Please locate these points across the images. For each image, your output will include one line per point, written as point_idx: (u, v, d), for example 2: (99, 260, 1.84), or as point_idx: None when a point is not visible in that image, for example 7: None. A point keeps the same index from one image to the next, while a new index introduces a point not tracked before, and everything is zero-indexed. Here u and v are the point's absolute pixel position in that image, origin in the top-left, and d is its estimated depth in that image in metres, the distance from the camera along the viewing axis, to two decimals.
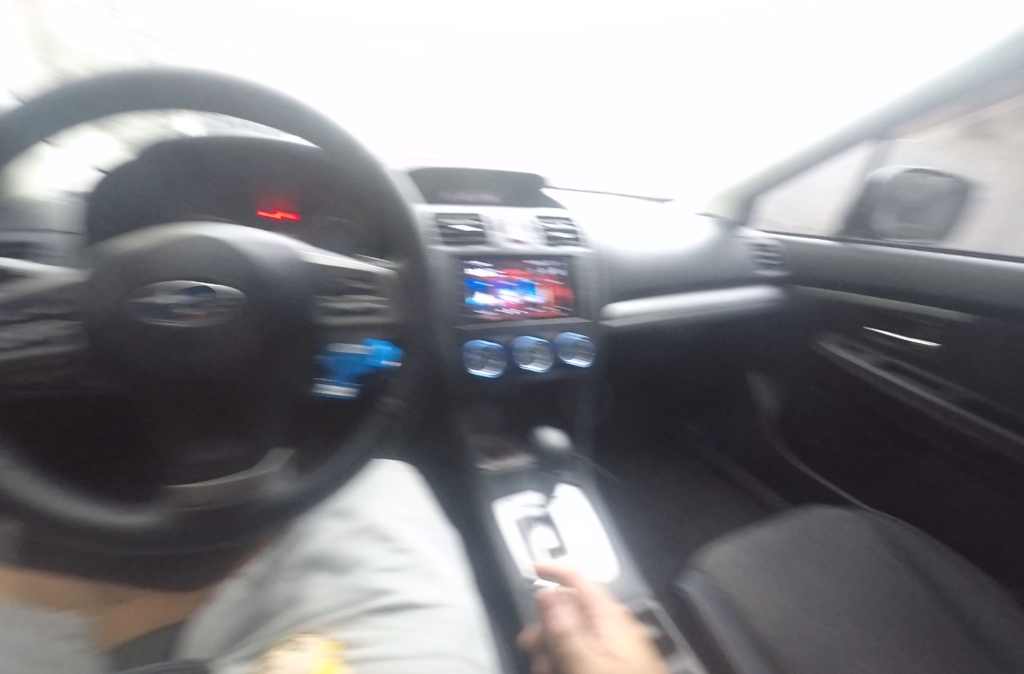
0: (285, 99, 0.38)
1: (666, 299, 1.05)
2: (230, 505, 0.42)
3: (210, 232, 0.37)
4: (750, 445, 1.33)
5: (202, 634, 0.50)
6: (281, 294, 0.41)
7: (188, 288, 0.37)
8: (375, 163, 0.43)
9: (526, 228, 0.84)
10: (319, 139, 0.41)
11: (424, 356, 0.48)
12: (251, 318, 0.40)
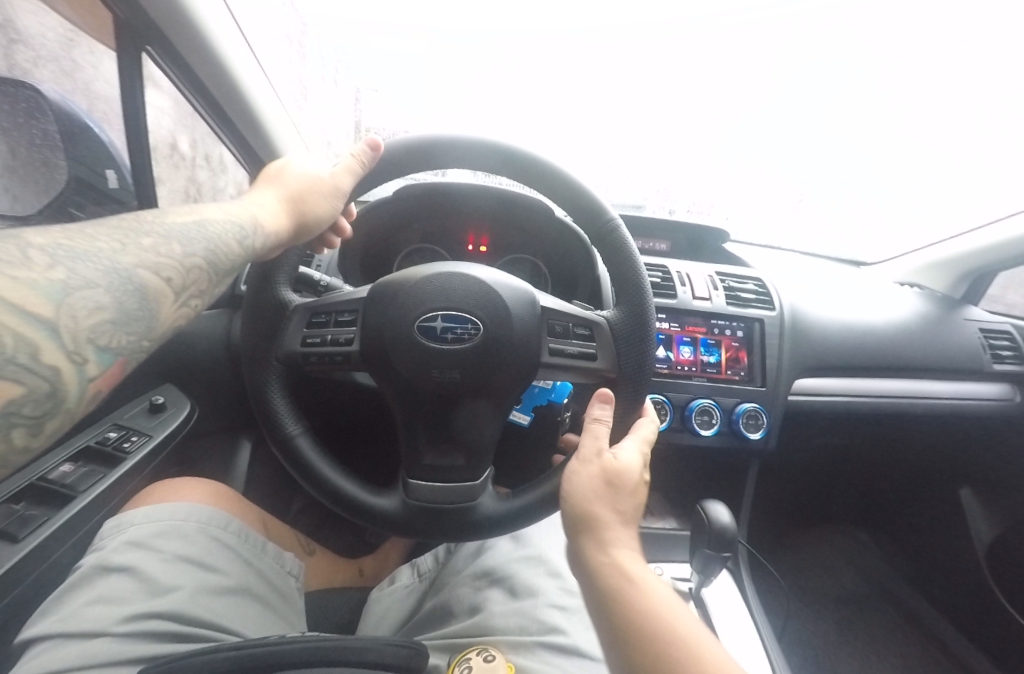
0: (576, 184, 0.50)
1: (860, 380, 0.91)
2: (444, 509, 0.47)
3: (473, 274, 0.46)
4: (944, 571, 1.08)
5: (383, 609, 0.55)
6: (522, 331, 0.47)
7: (450, 315, 0.45)
8: (620, 230, 0.50)
9: (712, 285, 0.81)
10: (584, 214, 0.50)
11: (633, 408, 0.49)
12: (496, 349, 0.46)
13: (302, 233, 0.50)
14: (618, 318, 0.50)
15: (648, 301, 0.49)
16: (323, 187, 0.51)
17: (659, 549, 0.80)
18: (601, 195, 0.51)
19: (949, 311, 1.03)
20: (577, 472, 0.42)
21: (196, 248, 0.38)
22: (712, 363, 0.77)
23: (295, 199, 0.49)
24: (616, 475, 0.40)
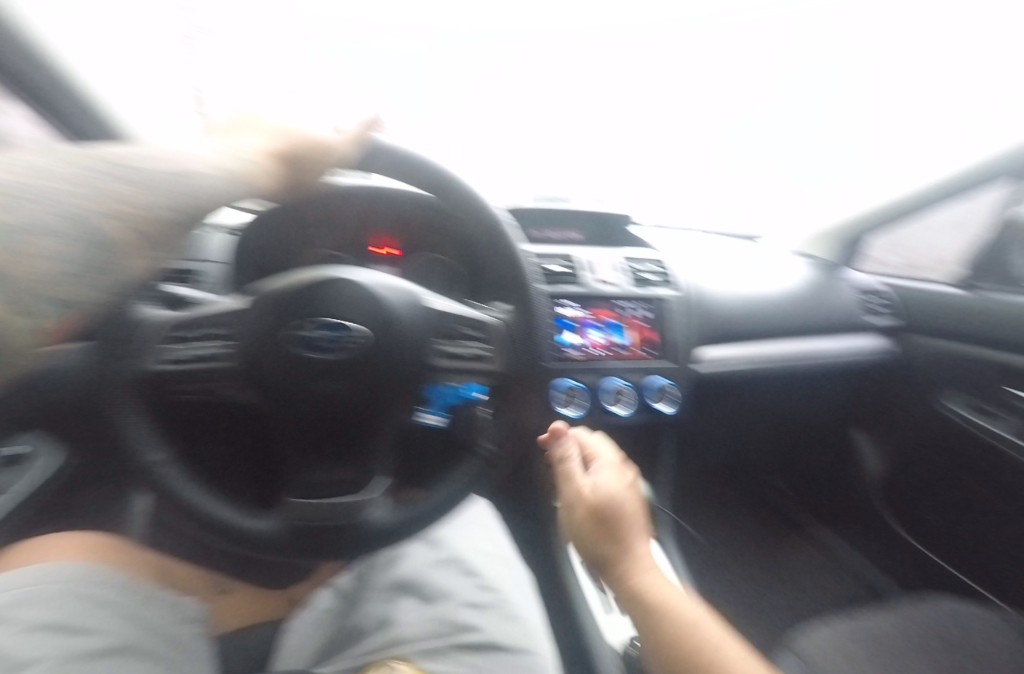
0: (455, 180, 0.49)
1: (759, 344, 0.99)
2: (334, 525, 0.46)
3: (352, 276, 0.44)
4: (849, 506, 1.22)
5: (290, 640, 0.52)
6: (413, 336, 0.46)
7: (329, 325, 0.43)
8: (500, 224, 0.50)
9: (616, 270, 0.84)
10: (463, 209, 0.50)
11: (518, 405, 0.52)
12: (384, 357, 0.45)
13: (293, 189, 0.42)
14: (509, 317, 0.51)
15: (537, 300, 0.51)
16: (318, 145, 0.41)
17: None
18: (484, 194, 0.51)
19: (831, 275, 1.14)
20: (575, 515, 0.48)
21: (172, 193, 0.28)
22: (622, 343, 0.80)
23: (285, 152, 0.40)
24: (611, 511, 0.46)
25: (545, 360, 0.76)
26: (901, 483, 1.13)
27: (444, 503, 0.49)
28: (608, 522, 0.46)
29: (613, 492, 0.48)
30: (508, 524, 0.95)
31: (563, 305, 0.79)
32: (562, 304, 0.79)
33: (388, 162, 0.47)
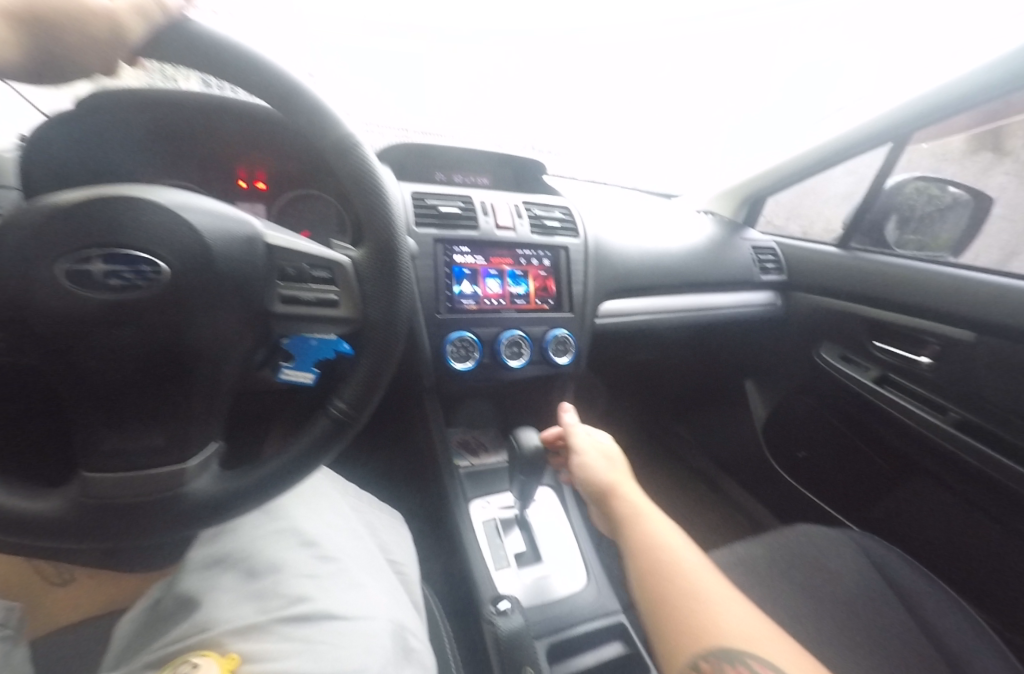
0: (289, 82, 0.40)
1: (660, 299, 1.01)
2: (147, 500, 0.40)
3: (155, 198, 0.36)
4: (732, 445, 1.32)
5: (115, 636, 0.49)
6: (232, 276, 0.39)
7: (122, 257, 0.35)
8: (353, 142, 0.42)
9: (515, 214, 0.79)
10: (307, 121, 0.41)
11: (380, 359, 0.44)
12: (190, 302, 0.38)
13: (42, 69, 0.33)
14: (364, 257, 0.44)
15: (397, 237, 0.44)
16: (80, 16, 0.33)
17: (485, 484, 0.82)
18: (332, 104, 0.42)
19: (731, 232, 1.18)
20: (576, 458, 0.63)
21: None
22: (521, 295, 0.77)
23: (25, 17, 0.32)
24: (604, 453, 0.61)
25: (437, 311, 0.72)
26: (782, 423, 1.21)
27: (279, 475, 0.42)
28: (602, 458, 0.61)
29: (611, 448, 0.63)
30: (410, 484, 0.92)
31: (458, 251, 0.73)
32: (457, 250, 0.73)
33: (190, 48, 0.37)
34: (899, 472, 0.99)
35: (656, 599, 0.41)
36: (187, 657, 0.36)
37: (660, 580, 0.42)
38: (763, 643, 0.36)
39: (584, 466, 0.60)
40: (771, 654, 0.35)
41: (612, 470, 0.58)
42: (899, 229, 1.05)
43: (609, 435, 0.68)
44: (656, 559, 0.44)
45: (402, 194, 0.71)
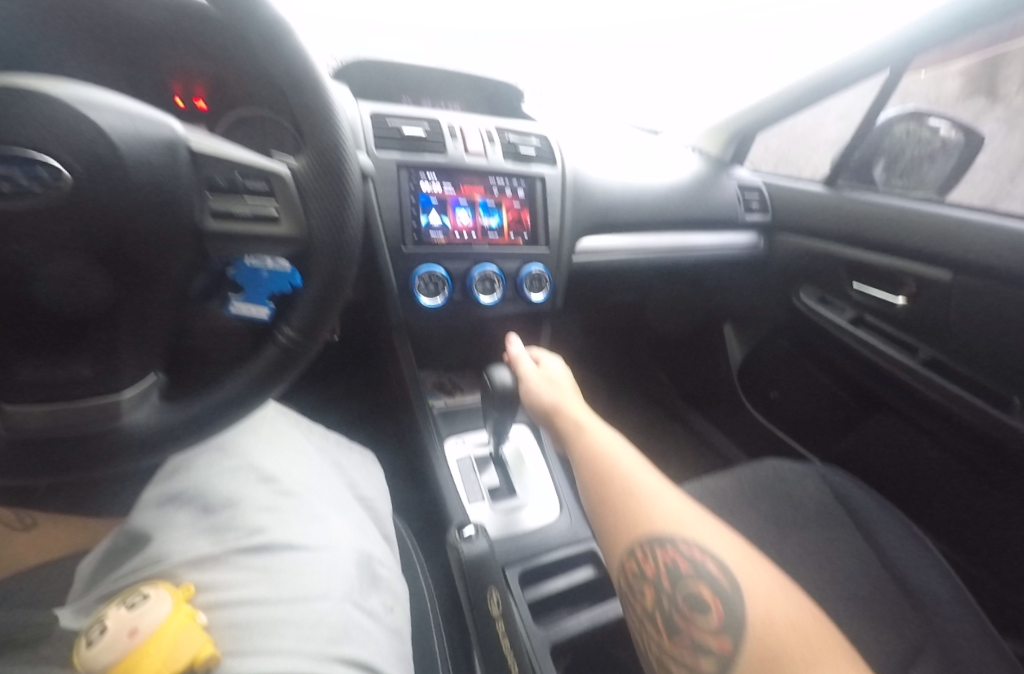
0: None
1: (642, 236, 0.98)
2: (79, 430, 0.38)
3: (40, 87, 0.30)
4: (705, 387, 1.34)
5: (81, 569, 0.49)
6: (150, 187, 0.35)
7: (9, 158, 0.30)
8: (284, 27, 0.37)
9: (487, 139, 0.73)
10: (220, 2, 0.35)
11: (330, 274, 0.41)
12: (102, 217, 0.35)
13: None
14: (305, 166, 0.40)
15: (343, 146, 0.41)
16: None
17: (459, 424, 0.83)
18: None
19: (716, 169, 1.13)
20: (529, 390, 0.65)
21: None
22: (494, 227, 0.73)
23: None
24: (552, 383, 0.63)
25: (404, 242, 0.69)
26: (755, 365, 1.23)
27: (223, 404, 0.41)
28: (550, 389, 0.62)
29: (562, 376, 0.65)
30: (387, 425, 0.91)
31: (425, 178, 0.68)
32: (423, 177, 0.68)
33: None
34: (867, 407, 1.02)
35: (595, 502, 0.44)
36: (138, 589, 0.36)
37: (598, 485, 0.44)
38: (692, 525, 0.38)
39: (536, 394, 0.63)
40: (697, 532, 0.37)
41: (559, 397, 0.60)
42: (888, 170, 1.01)
43: (561, 357, 0.69)
44: (595, 468, 0.46)
45: (360, 113, 0.65)
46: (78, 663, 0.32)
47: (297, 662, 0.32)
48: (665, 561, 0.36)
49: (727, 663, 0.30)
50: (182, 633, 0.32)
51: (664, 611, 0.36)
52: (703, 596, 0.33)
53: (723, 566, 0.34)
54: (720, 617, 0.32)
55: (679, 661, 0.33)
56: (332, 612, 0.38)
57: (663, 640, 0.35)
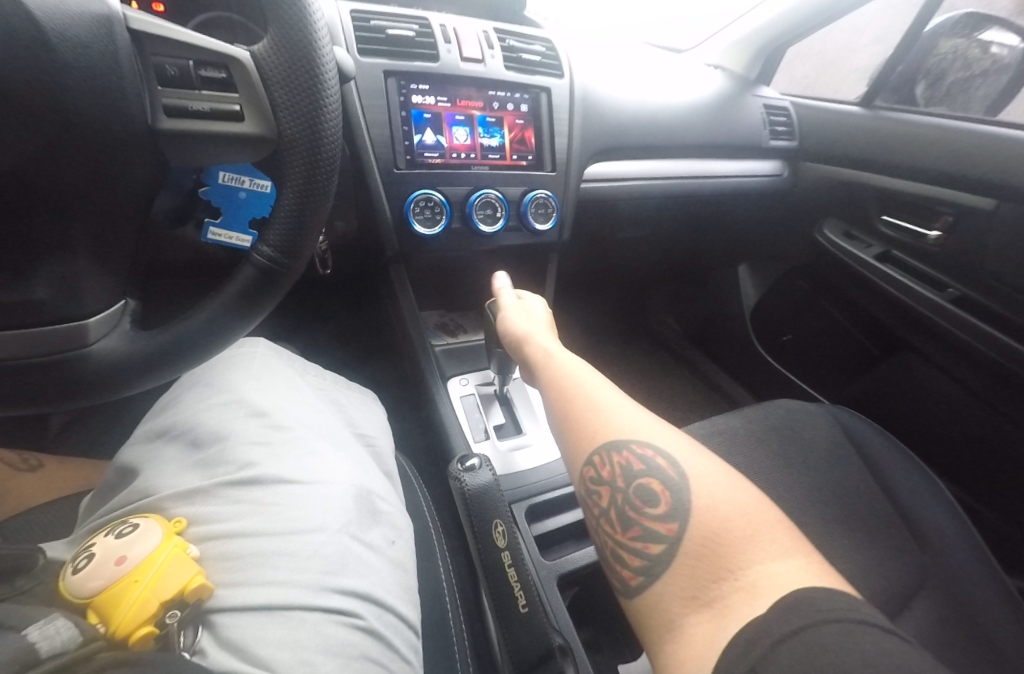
0: None
1: (657, 161, 0.90)
2: (43, 360, 0.35)
3: None
4: (715, 328, 1.29)
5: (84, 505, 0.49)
6: (85, 75, 0.30)
7: None
8: None
9: (485, 44, 0.66)
10: None
11: (305, 180, 0.37)
12: (26, 111, 0.29)
13: None
14: (268, 51, 0.35)
15: (315, 36, 0.36)
16: None
17: (462, 363, 0.80)
18: None
19: (741, 88, 1.02)
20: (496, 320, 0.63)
21: None
22: (495, 147, 0.69)
23: None
24: (518, 311, 0.61)
25: (396, 163, 0.64)
26: (769, 307, 1.18)
27: (200, 331, 0.38)
28: (516, 316, 0.60)
29: (531, 304, 0.62)
30: (388, 365, 0.89)
31: (417, 90, 0.63)
32: (415, 88, 0.63)
33: None
34: (886, 348, 0.97)
35: (555, 418, 0.44)
36: (125, 520, 0.35)
37: (558, 403, 0.44)
38: (648, 430, 0.38)
39: (504, 323, 0.60)
40: (651, 434, 0.38)
41: (526, 323, 0.58)
42: (931, 89, 0.92)
43: (540, 297, 0.65)
44: (555, 387, 0.46)
45: (340, 12, 0.59)
46: (66, 588, 0.31)
47: (293, 595, 0.32)
48: (620, 463, 0.36)
49: (672, 546, 0.30)
50: (171, 564, 0.31)
51: (616, 508, 0.35)
52: (653, 489, 0.34)
53: (673, 462, 0.35)
54: (668, 506, 0.32)
55: (626, 550, 0.33)
56: (328, 546, 0.37)
57: (613, 535, 0.35)
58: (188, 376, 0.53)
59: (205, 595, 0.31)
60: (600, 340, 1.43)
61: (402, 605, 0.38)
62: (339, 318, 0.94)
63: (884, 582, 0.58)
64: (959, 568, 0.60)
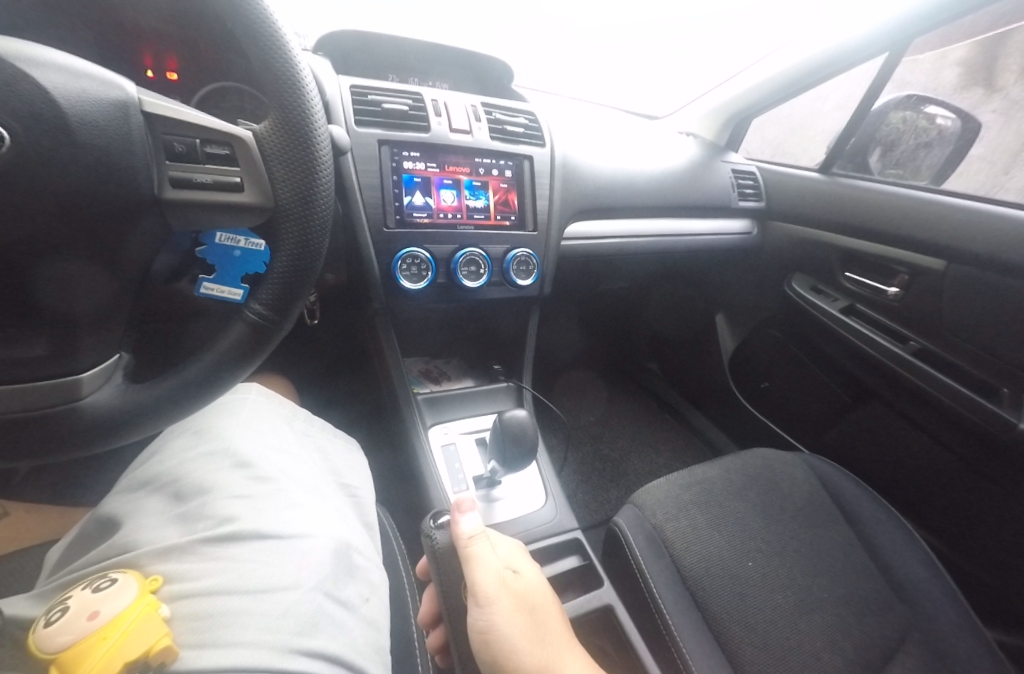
0: None
1: (636, 221, 0.96)
2: (36, 414, 0.36)
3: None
4: (697, 379, 1.36)
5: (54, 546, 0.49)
6: (98, 154, 0.33)
7: None
8: None
9: (472, 116, 0.72)
10: None
11: (296, 246, 0.41)
12: (41, 184, 0.32)
13: None
14: (268, 131, 0.39)
15: (310, 115, 0.40)
16: None
17: (444, 411, 0.82)
18: None
19: (711, 154, 1.11)
20: None
21: None
22: (480, 208, 0.73)
23: None
24: None
25: (385, 223, 0.68)
26: (747, 356, 1.21)
27: (189, 385, 0.40)
28: None
29: None
30: (373, 413, 0.91)
31: (408, 157, 0.68)
32: (406, 155, 0.68)
33: None
34: (857, 398, 1.00)
35: None
36: (103, 574, 0.35)
37: None
38: None
39: None
40: None
41: None
42: (884, 159, 1.00)
43: None
44: None
45: (340, 88, 0.64)
46: (33, 642, 0.30)
47: (260, 657, 0.31)
48: None
49: None
50: (142, 623, 0.31)
51: None
52: None
53: None
54: None
55: None
56: (301, 604, 0.36)
57: None
58: (179, 423, 0.54)
59: (169, 658, 0.30)
60: (589, 388, 1.53)
61: (372, 665, 0.38)
62: (323, 364, 0.94)
63: (868, 644, 0.57)
64: (939, 625, 0.60)
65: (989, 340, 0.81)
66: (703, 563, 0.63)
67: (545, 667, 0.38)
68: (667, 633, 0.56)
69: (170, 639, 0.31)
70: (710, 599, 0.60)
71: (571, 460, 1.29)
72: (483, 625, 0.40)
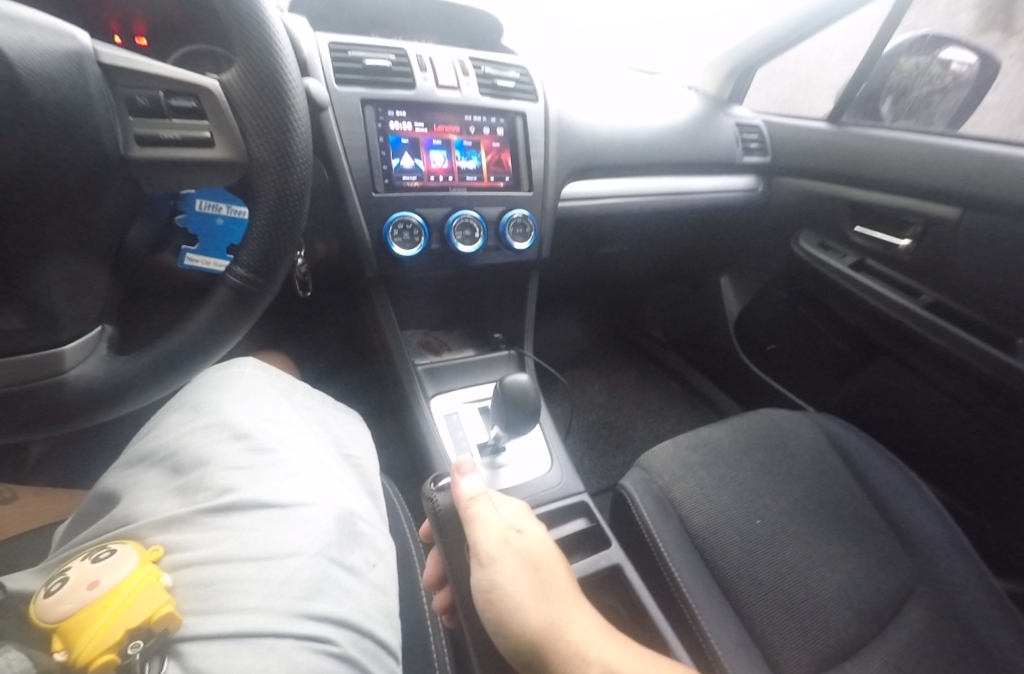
0: None
1: (636, 180, 0.93)
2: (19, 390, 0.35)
3: None
4: (703, 343, 1.34)
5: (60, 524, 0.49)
6: (55, 110, 0.31)
7: None
8: None
9: (460, 71, 0.68)
10: None
11: (276, 206, 0.39)
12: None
13: None
14: (237, 80, 0.36)
15: (281, 63, 0.38)
16: None
17: (445, 382, 0.81)
18: None
19: (714, 107, 1.06)
20: None
21: None
22: (472, 169, 0.71)
23: None
24: None
25: (374, 188, 0.66)
26: (753, 318, 1.19)
27: (177, 354, 0.39)
28: None
29: None
30: (375, 387, 0.91)
31: (394, 117, 0.65)
32: (392, 115, 0.65)
33: None
34: (867, 354, 0.98)
35: None
36: (103, 545, 0.34)
37: None
38: None
39: None
40: None
41: None
42: (896, 106, 0.95)
43: None
44: None
45: (318, 45, 0.61)
46: (35, 611, 0.30)
47: (264, 621, 0.31)
48: None
49: None
50: (143, 591, 0.30)
51: None
52: None
53: None
54: None
55: None
56: (305, 568, 0.36)
57: None
58: (176, 399, 0.53)
59: (173, 625, 0.30)
60: (593, 357, 1.51)
61: (380, 627, 0.38)
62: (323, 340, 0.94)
63: (877, 594, 0.57)
64: (948, 574, 0.60)
65: (1004, 288, 0.78)
66: (710, 520, 0.63)
67: (552, 623, 0.39)
68: (675, 588, 0.57)
69: (173, 606, 0.30)
70: (717, 554, 0.60)
71: (577, 429, 1.29)
72: (486, 584, 0.40)
